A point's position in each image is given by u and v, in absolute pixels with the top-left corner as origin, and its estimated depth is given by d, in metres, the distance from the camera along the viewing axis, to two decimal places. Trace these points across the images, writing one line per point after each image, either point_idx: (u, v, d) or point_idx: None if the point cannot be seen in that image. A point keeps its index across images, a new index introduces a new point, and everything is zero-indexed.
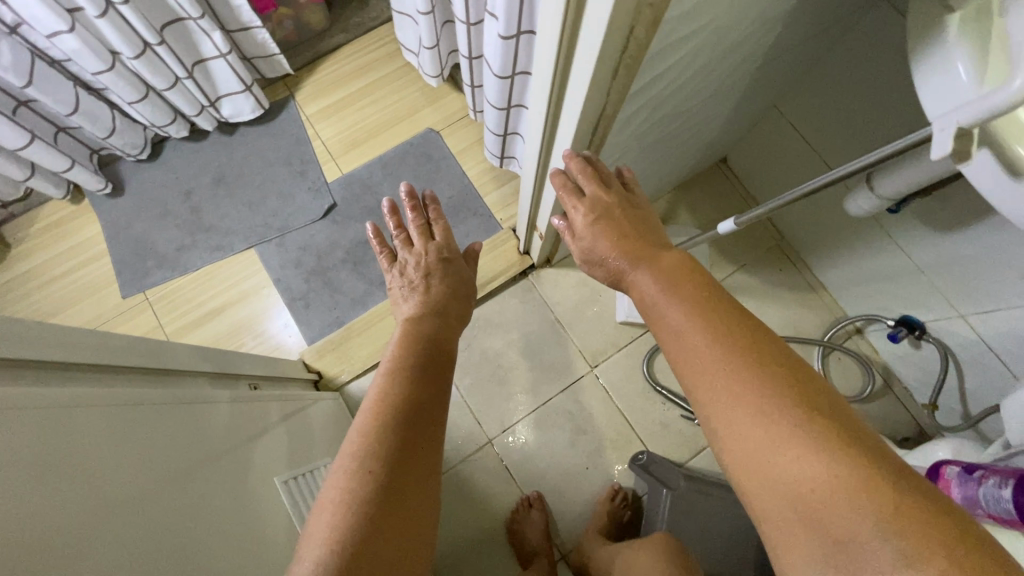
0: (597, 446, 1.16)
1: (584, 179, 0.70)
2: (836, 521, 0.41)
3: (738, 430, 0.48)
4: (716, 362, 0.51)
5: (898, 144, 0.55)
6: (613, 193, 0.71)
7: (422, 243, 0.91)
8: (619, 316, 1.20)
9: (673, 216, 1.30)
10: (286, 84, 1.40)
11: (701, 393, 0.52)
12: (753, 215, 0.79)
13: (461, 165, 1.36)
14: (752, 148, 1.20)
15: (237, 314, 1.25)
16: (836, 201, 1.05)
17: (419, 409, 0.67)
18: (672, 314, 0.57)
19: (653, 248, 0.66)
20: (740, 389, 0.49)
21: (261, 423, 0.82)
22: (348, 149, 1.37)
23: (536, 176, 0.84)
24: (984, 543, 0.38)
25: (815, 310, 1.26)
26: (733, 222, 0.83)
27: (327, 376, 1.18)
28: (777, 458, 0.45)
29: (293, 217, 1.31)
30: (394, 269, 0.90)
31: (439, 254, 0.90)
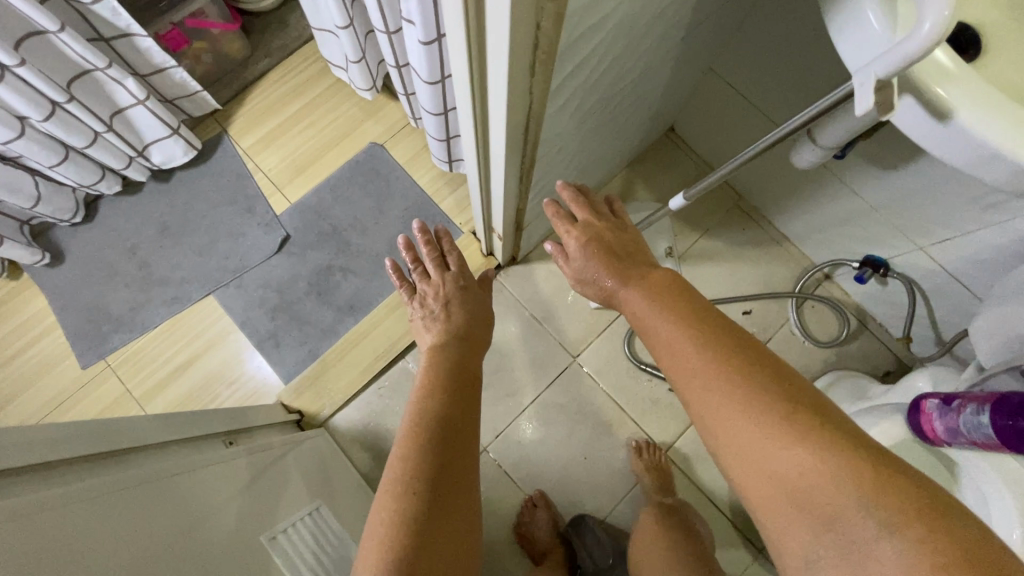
0: (591, 434, 1.15)
1: (578, 208, 0.79)
2: (820, 499, 0.45)
3: (726, 419, 0.51)
4: (702, 357, 0.55)
5: (833, 97, 0.57)
6: (601, 219, 0.77)
7: (439, 274, 0.96)
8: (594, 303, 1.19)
9: (630, 193, 1.29)
10: (216, 120, 1.34)
11: (690, 386, 0.55)
12: (700, 187, 0.78)
13: (411, 176, 1.33)
14: (696, 113, 1.19)
15: (207, 365, 1.21)
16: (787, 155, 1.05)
17: (450, 435, 0.71)
18: (658, 315, 0.61)
19: (636, 265, 0.70)
20: (726, 377, 0.53)
21: (257, 472, 0.79)
22: (292, 177, 1.33)
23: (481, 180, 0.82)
24: (957, 516, 0.41)
25: (784, 263, 1.26)
26: (683, 197, 0.82)
27: (309, 415, 1.11)
28: (766, 441, 0.48)
29: (248, 256, 1.27)
30: (414, 299, 0.95)
31: (456, 283, 0.95)
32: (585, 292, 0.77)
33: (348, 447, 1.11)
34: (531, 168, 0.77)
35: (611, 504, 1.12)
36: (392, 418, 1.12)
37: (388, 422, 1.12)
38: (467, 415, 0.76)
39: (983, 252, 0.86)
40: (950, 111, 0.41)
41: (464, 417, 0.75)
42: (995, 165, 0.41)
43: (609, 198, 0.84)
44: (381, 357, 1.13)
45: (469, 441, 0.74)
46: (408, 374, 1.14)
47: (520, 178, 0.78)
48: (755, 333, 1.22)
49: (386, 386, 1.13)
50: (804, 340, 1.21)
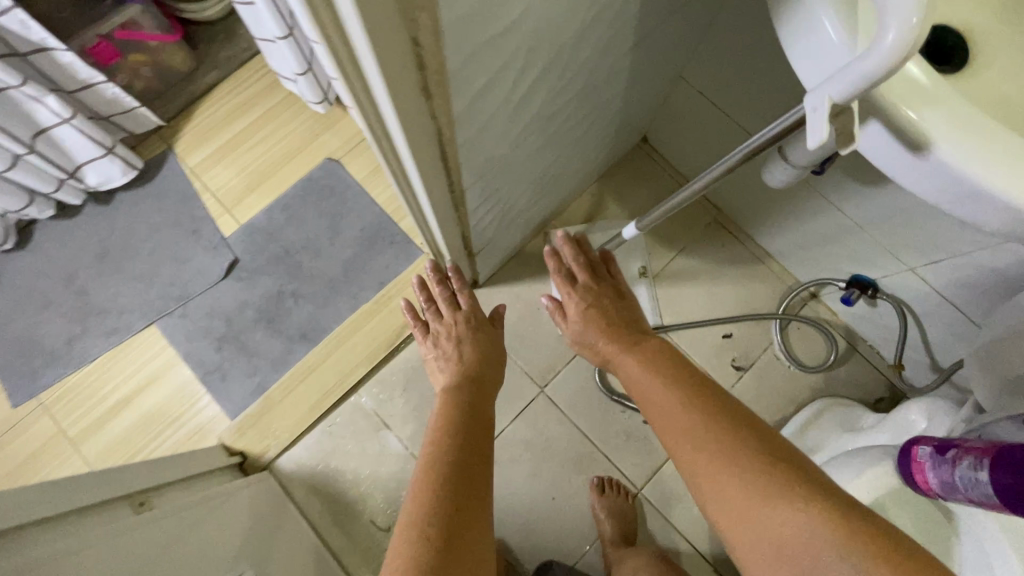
0: (559, 472, 1.07)
1: (579, 270, 0.89)
2: (799, 544, 0.50)
3: (712, 473, 0.58)
4: (692, 417, 0.63)
5: (786, 121, 0.49)
6: (599, 284, 0.88)
7: (452, 313, 0.93)
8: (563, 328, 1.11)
9: (601, 209, 1.20)
10: (162, 137, 1.26)
11: (678, 443, 0.63)
12: (655, 215, 0.71)
13: (368, 194, 1.25)
14: (668, 123, 1.11)
15: (147, 402, 1.12)
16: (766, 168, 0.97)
17: (466, 473, 0.66)
18: (652, 378, 0.70)
19: (632, 334, 0.80)
20: (712, 434, 0.60)
21: (171, 528, 0.71)
22: (242, 197, 1.24)
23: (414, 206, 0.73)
24: (917, 554, 0.47)
25: (767, 282, 1.17)
26: (636, 226, 0.75)
27: (252, 456, 1.02)
28: (750, 492, 0.55)
29: (193, 282, 1.18)
30: (427, 338, 0.92)
31: (468, 322, 0.92)
32: (584, 354, 0.87)
33: (294, 491, 1.02)
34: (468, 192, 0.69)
35: (581, 548, 1.03)
36: (342, 458, 1.04)
37: (339, 462, 1.04)
38: (483, 456, 0.71)
39: (976, 275, 0.78)
40: (927, 141, 0.33)
41: (477, 459, 0.69)
42: (980, 207, 0.33)
43: (605, 255, 0.92)
44: (332, 392, 1.05)
45: (483, 484, 0.67)
46: (360, 410, 1.06)
47: (456, 203, 0.70)
48: (737, 357, 1.13)
49: (337, 422, 1.05)
50: (789, 364, 1.12)
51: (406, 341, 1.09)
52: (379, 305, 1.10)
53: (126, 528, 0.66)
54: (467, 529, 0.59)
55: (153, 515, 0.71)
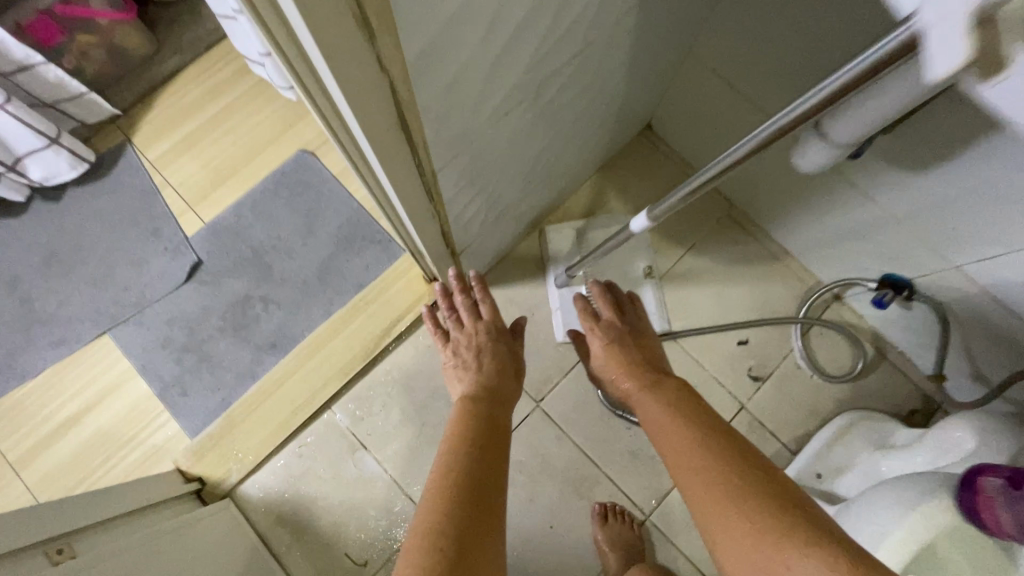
0: (557, 496, 0.95)
1: (603, 305, 0.78)
2: None
3: (722, 519, 0.50)
4: (702, 454, 0.55)
5: (827, 86, 0.40)
6: (625, 320, 0.77)
7: (474, 323, 0.78)
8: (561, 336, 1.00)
9: (602, 203, 1.08)
10: (119, 127, 1.15)
11: (685, 479, 0.55)
12: (664, 206, 0.61)
13: (345, 188, 1.14)
14: (676, 106, 1.00)
15: (98, 420, 1.01)
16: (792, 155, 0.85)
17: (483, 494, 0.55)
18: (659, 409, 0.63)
19: (656, 371, 0.70)
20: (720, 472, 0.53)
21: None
22: (206, 193, 1.13)
23: (381, 195, 0.61)
24: None
25: (786, 283, 1.06)
26: (649, 215, 0.63)
27: (212, 482, 0.91)
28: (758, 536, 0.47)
29: (151, 287, 1.07)
30: (448, 346, 0.78)
31: (492, 333, 0.77)
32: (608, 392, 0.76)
33: (259, 521, 0.91)
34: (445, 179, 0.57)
35: None
36: (314, 483, 0.93)
37: (310, 488, 0.92)
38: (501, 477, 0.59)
39: None
40: None
41: (495, 482, 0.57)
42: None
43: (631, 294, 0.82)
44: (302, 409, 0.94)
45: (499, 489, 0.57)
46: (335, 429, 0.95)
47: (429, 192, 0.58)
48: (754, 366, 1.02)
49: (308, 443, 0.94)
50: (812, 374, 1.01)
51: (385, 351, 0.98)
52: (355, 311, 0.99)
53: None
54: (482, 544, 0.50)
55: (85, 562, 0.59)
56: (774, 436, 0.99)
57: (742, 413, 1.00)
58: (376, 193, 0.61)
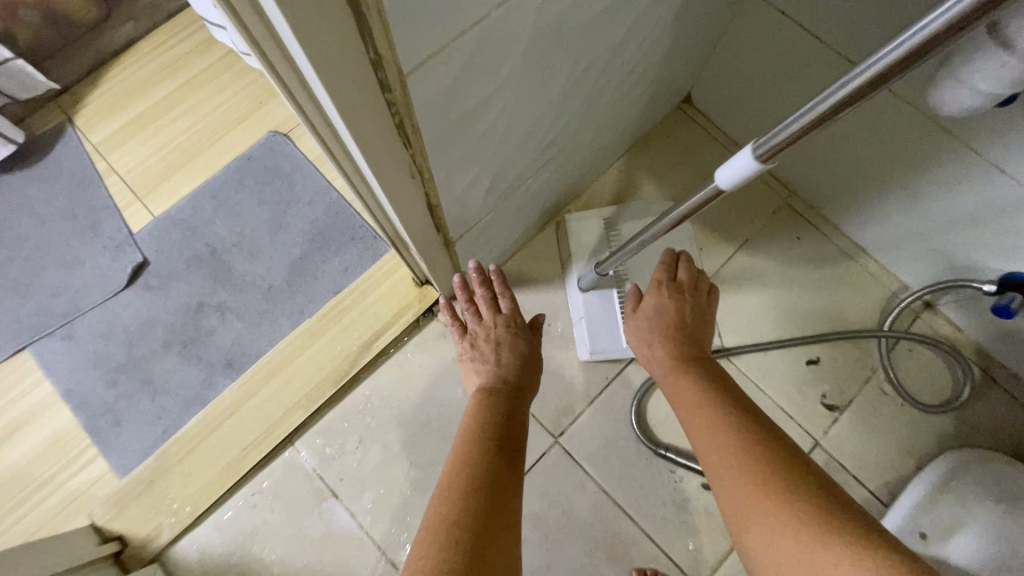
0: (582, 561, 0.74)
1: (685, 273, 0.65)
2: None
3: (756, 506, 0.43)
4: (738, 441, 0.48)
5: (891, 53, 0.29)
6: (701, 298, 0.64)
7: (494, 317, 0.61)
8: (586, 353, 0.80)
9: (632, 190, 0.89)
10: (60, 106, 0.98)
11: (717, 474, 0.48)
12: (779, 140, 0.38)
13: (323, 176, 0.95)
14: (725, 69, 0.81)
15: (9, 457, 0.81)
16: (893, 117, 0.65)
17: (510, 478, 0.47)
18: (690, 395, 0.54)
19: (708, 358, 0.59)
20: (758, 467, 0.45)
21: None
22: (158, 181, 0.95)
23: (337, 149, 0.41)
24: None
25: (863, 287, 0.85)
26: (750, 160, 0.41)
27: (135, 542, 0.70)
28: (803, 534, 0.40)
29: (85, 292, 0.88)
30: (465, 339, 0.61)
31: (516, 329, 0.61)
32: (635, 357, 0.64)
33: None
34: (436, 115, 0.37)
35: None
36: (270, 543, 0.72)
37: (263, 549, 0.72)
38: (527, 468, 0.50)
39: None
40: None
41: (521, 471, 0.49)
42: None
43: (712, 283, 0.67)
44: (256, 447, 0.74)
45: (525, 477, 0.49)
46: (298, 472, 0.74)
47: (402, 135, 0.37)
48: (828, 392, 0.81)
49: (262, 491, 0.74)
50: (903, 402, 0.80)
51: (364, 372, 0.78)
52: (327, 321, 0.79)
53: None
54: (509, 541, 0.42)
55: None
56: (859, 483, 0.78)
57: (817, 452, 0.78)
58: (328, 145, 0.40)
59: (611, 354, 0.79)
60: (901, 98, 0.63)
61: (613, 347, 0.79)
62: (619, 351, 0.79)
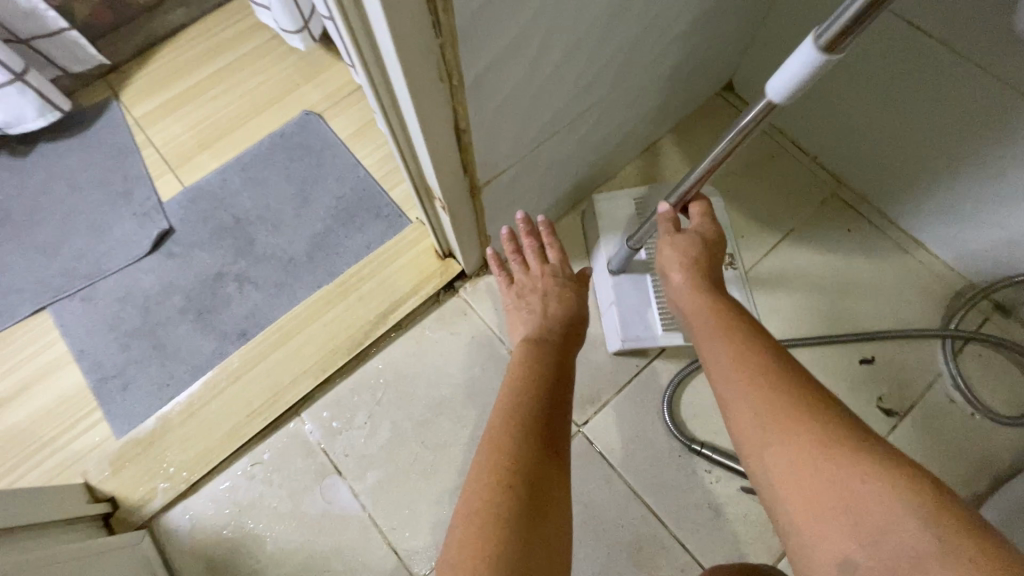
0: (603, 565, 0.66)
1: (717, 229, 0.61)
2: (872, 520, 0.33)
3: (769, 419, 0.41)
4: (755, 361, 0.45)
5: None
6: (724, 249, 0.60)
7: (540, 267, 0.60)
8: (613, 346, 0.74)
9: (668, 175, 0.85)
10: (107, 82, 1.01)
11: (728, 386, 0.45)
12: (847, 17, 0.34)
13: (353, 154, 0.94)
14: (772, 49, 0.78)
15: (13, 416, 0.79)
16: (959, 83, 0.60)
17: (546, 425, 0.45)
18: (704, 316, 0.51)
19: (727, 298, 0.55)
20: (775, 383, 0.42)
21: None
22: (192, 155, 0.96)
23: (369, 53, 0.39)
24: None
25: (921, 285, 0.78)
26: (815, 51, 0.37)
27: (126, 506, 0.66)
28: (821, 447, 0.37)
29: (109, 257, 0.88)
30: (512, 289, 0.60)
31: (561, 279, 0.60)
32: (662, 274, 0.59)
33: (182, 568, 0.65)
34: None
35: None
36: (265, 519, 0.67)
37: (259, 524, 0.67)
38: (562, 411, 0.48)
39: None
40: None
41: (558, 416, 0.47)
42: None
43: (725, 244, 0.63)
44: (260, 415, 0.70)
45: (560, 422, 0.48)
46: (301, 445, 0.70)
47: (437, 12, 0.34)
48: (885, 395, 0.73)
49: (263, 462, 0.69)
50: (972, 412, 0.71)
51: (379, 344, 0.74)
52: (344, 290, 0.76)
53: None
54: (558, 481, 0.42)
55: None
56: None
57: None
58: (359, 43, 0.37)
59: (642, 342, 0.72)
60: (966, 60, 0.58)
61: (646, 335, 0.72)
62: (653, 340, 0.72)
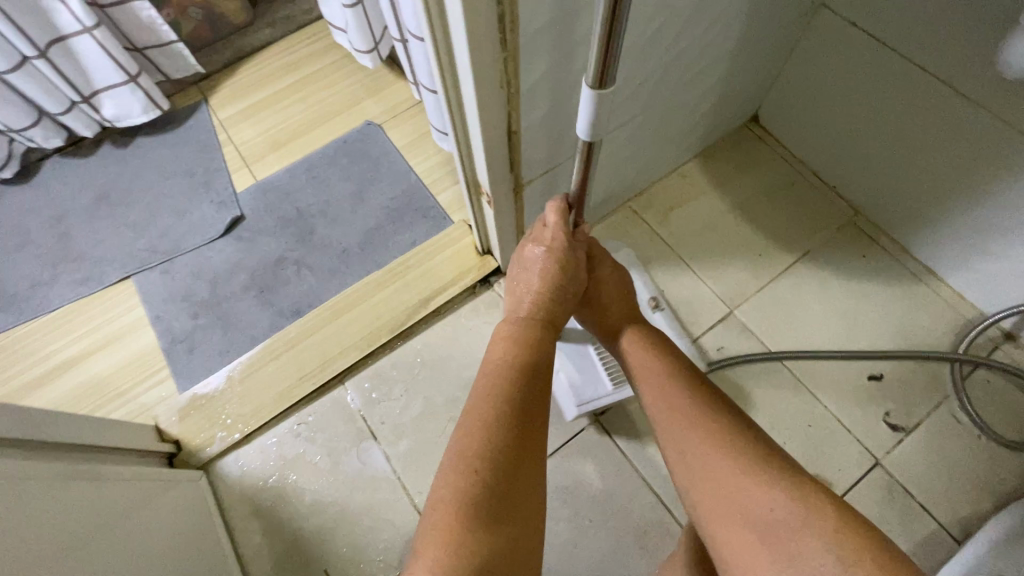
0: (610, 547, 0.71)
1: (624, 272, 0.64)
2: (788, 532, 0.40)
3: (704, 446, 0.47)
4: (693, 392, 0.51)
5: None
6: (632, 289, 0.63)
7: (548, 233, 0.58)
8: (571, 412, 0.74)
9: (694, 195, 0.92)
10: (200, 88, 1.15)
11: (670, 424, 0.50)
12: (595, 60, 0.41)
13: (406, 162, 1.05)
14: (796, 85, 0.85)
15: (95, 368, 0.90)
16: (963, 121, 0.66)
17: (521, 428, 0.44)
18: (647, 351, 0.55)
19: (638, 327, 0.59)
20: (711, 421, 0.48)
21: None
22: (265, 154, 1.08)
23: (445, 62, 0.48)
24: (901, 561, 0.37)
25: (933, 312, 0.82)
26: (587, 91, 0.44)
27: (187, 450, 0.75)
28: (746, 482, 0.43)
29: (187, 236, 1.00)
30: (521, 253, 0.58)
31: (562, 246, 0.56)
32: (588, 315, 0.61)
33: (231, 509, 0.73)
34: (528, 20, 0.43)
35: None
36: (306, 473, 0.74)
37: (300, 478, 0.74)
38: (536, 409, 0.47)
39: None
40: None
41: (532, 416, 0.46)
42: None
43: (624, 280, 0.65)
44: (310, 379, 0.78)
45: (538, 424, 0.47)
46: (343, 410, 0.77)
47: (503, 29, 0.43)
48: (891, 411, 0.76)
49: (308, 423, 0.77)
50: (979, 434, 0.74)
51: (418, 327, 0.82)
52: (392, 277, 0.85)
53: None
54: (528, 474, 0.43)
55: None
56: (926, 513, 0.71)
57: (878, 472, 0.73)
58: (440, 53, 0.47)
59: (597, 404, 0.72)
60: (969, 98, 0.64)
61: (598, 396, 0.72)
62: (602, 397, 0.72)
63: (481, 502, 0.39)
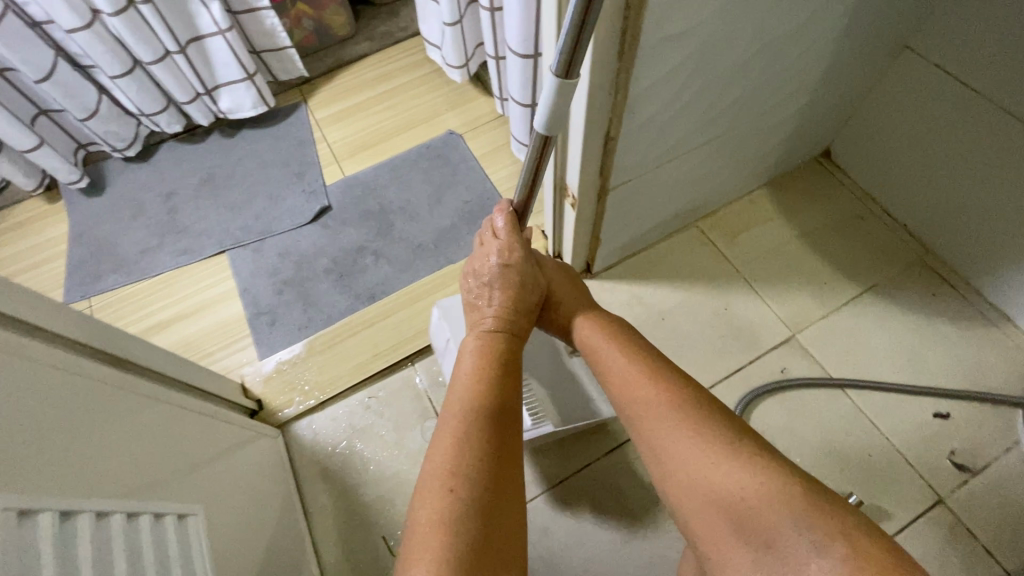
0: None
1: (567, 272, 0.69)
2: (756, 511, 0.41)
3: (665, 435, 0.48)
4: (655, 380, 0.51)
5: None
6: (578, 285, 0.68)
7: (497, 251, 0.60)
8: None
9: (761, 221, 0.94)
10: (302, 90, 1.27)
11: (637, 417, 0.51)
12: (563, 49, 0.41)
13: (483, 170, 1.12)
14: (873, 123, 0.88)
15: (186, 330, 0.98)
16: None
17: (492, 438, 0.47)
18: (605, 341, 0.57)
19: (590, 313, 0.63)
20: (670, 407, 0.49)
21: (125, 410, 0.48)
22: (354, 153, 1.18)
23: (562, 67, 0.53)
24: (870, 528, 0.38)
25: (1005, 356, 0.80)
26: (552, 79, 0.43)
27: (267, 409, 0.81)
28: (709, 463, 0.44)
29: (280, 220, 1.09)
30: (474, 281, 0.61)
31: (513, 261, 0.60)
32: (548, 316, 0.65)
33: (300, 468, 0.78)
34: (649, 35, 0.48)
35: None
36: (372, 443, 0.79)
37: (366, 447, 0.79)
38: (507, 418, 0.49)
39: None
40: None
41: (505, 427, 0.48)
42: None
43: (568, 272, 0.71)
44: (384, 357, 0.84)
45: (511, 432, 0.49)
46: (412, 389, 0.82)
47: (622, 40, 0.48)
48: (957, 450, 0.75)
49: (379, 397, 0.82)
50: None
51: None
52: None
53: (76, 376, 0.44)
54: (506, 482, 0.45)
55: (120, 382, 0.50)
56: (991, 558, 0.69)
57: (940, 509, 0.72)
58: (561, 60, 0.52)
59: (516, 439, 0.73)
60: None
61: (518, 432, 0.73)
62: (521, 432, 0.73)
63: (460, 518, 0.40)
